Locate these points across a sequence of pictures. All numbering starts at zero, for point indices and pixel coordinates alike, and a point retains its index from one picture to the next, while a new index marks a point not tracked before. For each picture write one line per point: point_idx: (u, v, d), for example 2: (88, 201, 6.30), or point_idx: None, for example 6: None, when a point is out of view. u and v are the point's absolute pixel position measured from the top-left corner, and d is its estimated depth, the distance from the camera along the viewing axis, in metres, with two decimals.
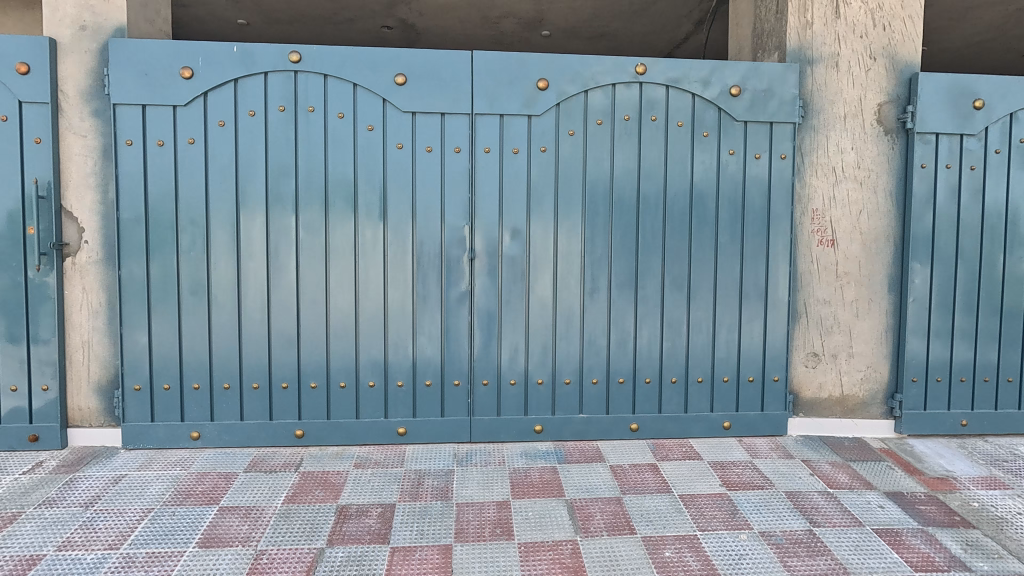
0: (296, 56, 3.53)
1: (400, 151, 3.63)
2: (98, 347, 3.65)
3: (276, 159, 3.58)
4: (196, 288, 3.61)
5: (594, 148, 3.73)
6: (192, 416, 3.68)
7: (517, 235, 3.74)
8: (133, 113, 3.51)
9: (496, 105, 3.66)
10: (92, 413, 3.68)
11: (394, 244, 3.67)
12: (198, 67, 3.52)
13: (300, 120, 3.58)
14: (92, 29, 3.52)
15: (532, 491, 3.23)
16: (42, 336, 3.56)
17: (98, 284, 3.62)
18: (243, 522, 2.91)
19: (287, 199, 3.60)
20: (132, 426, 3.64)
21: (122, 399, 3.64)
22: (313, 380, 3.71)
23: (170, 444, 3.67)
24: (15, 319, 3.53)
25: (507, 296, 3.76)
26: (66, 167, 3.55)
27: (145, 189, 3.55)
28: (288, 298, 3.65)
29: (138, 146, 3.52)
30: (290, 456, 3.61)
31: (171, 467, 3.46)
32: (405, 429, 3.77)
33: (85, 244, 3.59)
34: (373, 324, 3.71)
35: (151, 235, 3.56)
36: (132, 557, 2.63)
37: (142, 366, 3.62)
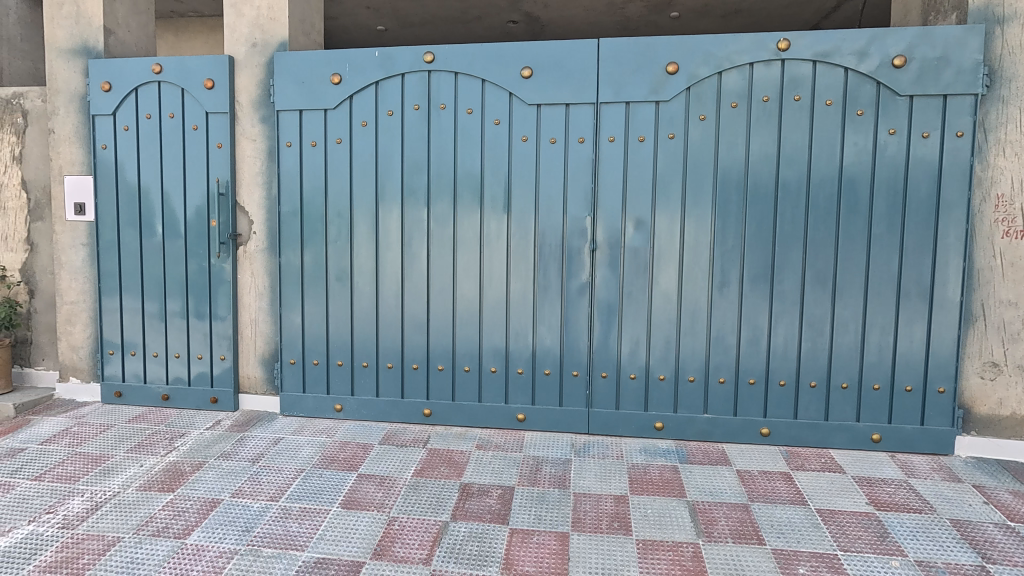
0: (430, 57, 3.73)
1: (525, 143, 3.70)
2: (263, 325, 4.17)
3: (411, 155, 3.82)
4: (341, 275, 3.98)
5: (728, 132, 3.51)
6: (336, 390, 4.07)
7: (642, 225, 3.63)
8: (292, 118, 3.95)
9: (622, 92, 3.58)
10: (257, 381, 4.22)
11: (517, 234, 3.75)
12: (346, 73, 3.86)
13: (433, 117, 3.78)
14: (261, 45, 4.00)
15: (651, 488, 3.16)
16: (220, 313, 4.16)
17: (263, 270, 4.13)
18: (378, 489, 3.18)
19: (419, 193, 3.83)
20: (289, 395, 4.13)
21: (282, 371, 4.14)
22: (440, 363, 3.93)
23: (318, 414, 4.11)
24: (202, 298, 4.17)
25: (630, 288, 3.68)
26: (240, 167, 4.09)
27: (301, 185, 3.98)
28: (419, 285, 3.90)
29: (295, 147, 3.96)
30: (419, 433, 3.86)
31: (319, 434, 3.86)
32: (524, 415, 3.86)
33: (253, 235, 4.12)
34: (496, 313, 3.83)
35: (305, 226, 3.99)
36: (289, 510, 3.00)
37: (297, 342, 4.09)
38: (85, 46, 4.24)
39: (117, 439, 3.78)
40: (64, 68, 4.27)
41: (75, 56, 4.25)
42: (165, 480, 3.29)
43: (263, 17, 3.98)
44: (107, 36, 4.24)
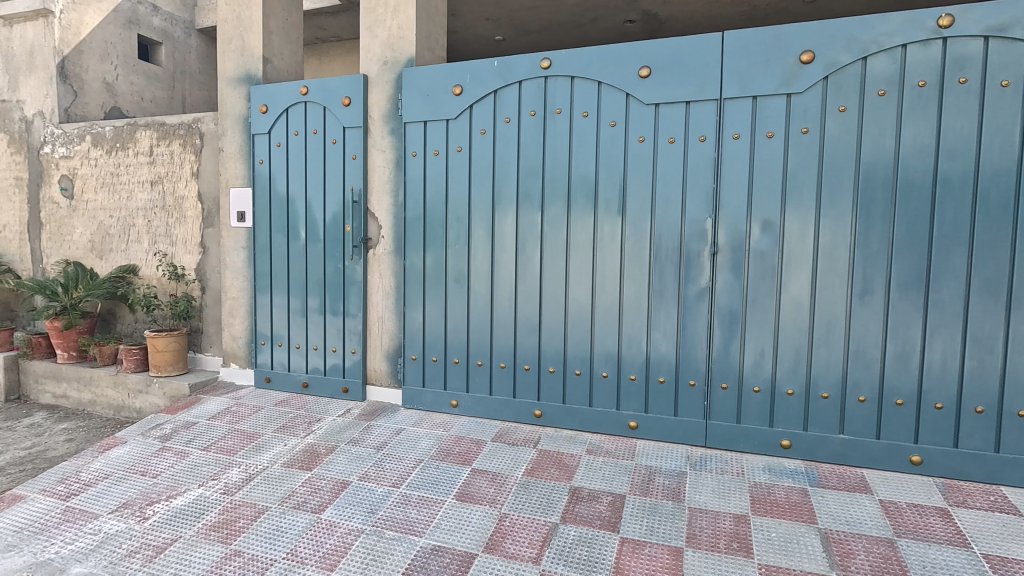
0: (547, 63, 3.80)
1: (642, 144, 3.62)
2: (388, 322, 4.48)
3: (526, 160, 3.90)
4: (459, 277, 4.17)
5: (873, 124, 3.16)
6: (452, 386, 4.26)
7: (769, 227, 3.39)
8: (418, 128, 4.21)
9: (748, 86, 3.37)
10: (382, 374, 4.54)
11: (632, 237, 3.68)
12: (467, 84, 4.05)
13: (548, 122, 3.83)
14: (391, 62, 4.32)
15: (776, 511, 2.92)
16: (352, 310, 4.55)
17: (389, 271, 4.44)
18: (491, 485, 3.28)
19: (534, 197, 3.90)
20: (410, 388, 4.39)
21: (404, 366, 4.41)
22: (551, 365, 3.96)
23: (436, 408, 4.31)
24: (337, 296, 4.59)
25: (754, 294, 3.45)
26: (371, 176, 4.44)
27: (425, 192, 4.22)
28: (532, 288, 3.96)
29: (420, 156, 4.22)
30: (530, 433, 3.91)
31: (436, 427, 4.05)
32: (637, 423, 3.75)
33: (382, 238, 4.44)
34: (609, 317, 3.78)
35: (427, 230, 4.23)
36: (409, 497, 3.20)
37: (418, 339, 4.35)
38: (248, 74, 4.85)
39: (267, 420, 4.26)
40: (232, 95, 4.93)
41: (240, 83, 4.89)
42: (304, 459, 3.66)
43: (394, 36, 4.30)
44: (265, 65, 4.83)
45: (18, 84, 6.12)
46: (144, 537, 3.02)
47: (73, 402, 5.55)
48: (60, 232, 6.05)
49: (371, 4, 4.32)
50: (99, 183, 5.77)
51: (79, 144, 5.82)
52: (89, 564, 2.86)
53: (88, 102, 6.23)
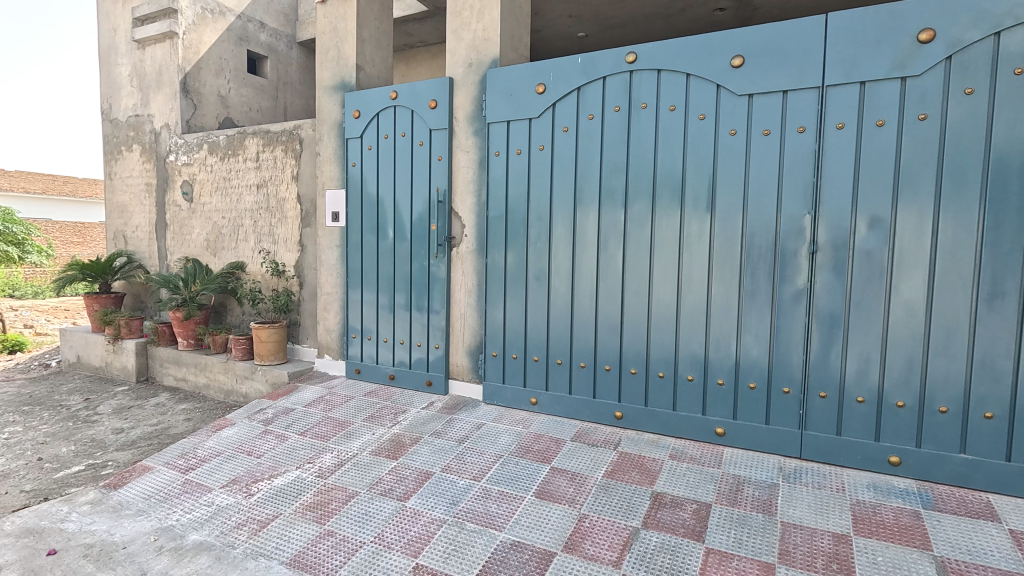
0: (632, 57, 3.71)
1: (733, 137, 3.44)
2: (470, 319, 4.58)
3: (610, 157, 3.84)
4: (539, 275, 4.18)
5: (1007, 107, 2.82)
6: (532, 384, 4.27)
7: (878, 224, 3.12)
8: (501, 128, 4.27)
9: (855, 71, 3.11)
10: (463, 370, 4.64)
11: (721, 235, 3.52)
12: (550, 82, 4.05)
13: (633, 117, 3.75)
14: (476, 64, 4.40)
15: (883, 533, 2.68)
16: (436, 306, 4.69)
17: (471, 269, 4.53)
18: (570, 484, 3.26)
19: (617, 194, 3.83)
20: (490, 384, 4.46)
21: (485, 362, 4.49)
22: (633, 367, 3.87)
23: (515, 405, 4.34)
24: (422, 293, 4.75)
25: (859, 297, 3.19)
26: (455, 176, 4.55)
27: (507, 191, 4.27)
28: (614, 287, 3.89)
29: (503, 156, 4.27)
30: (610, 434, 3.84)
31: (516, 423, 4.08)
32: (724, 429, 3.58)
33: (465, 237, 4.54)
34: (695, 318, 3.64)
35: (509, 229, 4.28)
36: (489, 491, 3.25)
37: (499, 336, 4.41)
38: (343, 82, 5.14)
39: (356, 409, 4.49)
40: (328, 102, 5.24)
41: (336, 91, 5.18)
42: (391, 448, 3.82)
43: (479, 38, 4.38)
44: (358, 72, 5.08)
45: (149, 100, 6.86)
46: (250, 512, 3.30)
47: (191, 385, 6.15)
48: (181, 232, 6.72)
49: (457, 8, 4.42)
50: (213, 187, 6.34)
51: (198, 153, 6.43)
52: (204, 532, 3.17)
53: (205, 114, 6.86)
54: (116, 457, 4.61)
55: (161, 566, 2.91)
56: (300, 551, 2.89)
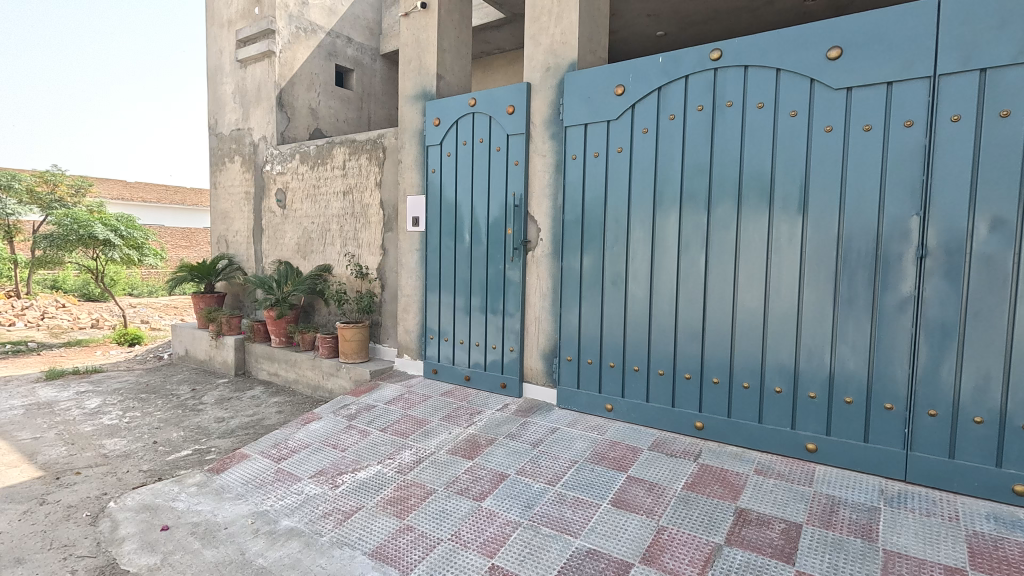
0: (717, 54, 3.58)
1: (829, 134, 3.23)
2: (545, 322, 4.58)
3: (692, 158, 3.72)
4: (616, 279, 4.11)
5: None
6: (607, 390, 4.20)
7: (1000, 226, 2.81)
8: (579, 131, 4.25)
9: (974, 58, 2.83)
10: (538, 373, 4.64)
11: (814, 238, 3.30)
12: (629, 83, 3.98)
13: (717, 116, 3.61)
14: (554, 68, 4.41)
15: (1006, 570, 2.40)
16: (511, 310, 4.73)
17: (547, 273, 4.53)
18: (647, 494, 3.18)
19: (700, 197, 3.70)
20: (565, 389, 4.43)
21: (560, 366, 4.47)
22: (715, 376, 3.71)
23: (590, 411, 4.29)
24: (498, 296, 4.80)
25: (977, 306, 2.88)
26: (532, 180, 4.58)
27: (584, 194, 4.24)
28: (695, 292, 3.76)
29: (580, 159, 4.24)
30: (690, 445, 3.70)
31: (591, 429, 4.03)
32: (816, 446, 3.36)
33: (540, 241, 4.55)
34: (783, 327, 3.44)
35: (585, 233, 4.24)
36: (564, 496, 3.23)
37: (574, 340, 4.37)
38: (423, 91, 5.31)
39: (434, 409, 4.62)
40: (410, 111, 5.43)
41: (417, 100, 5.37)
42: (467, 448, 3.89)
43: (557, 42, 4.38)
44: (438, 81, 5.24)
45: (249, 115, 7.43)
46: (335, 502, 3.47)
47: (282, 380, 6.56)
48: (275, 236, 7.21)
49: (536, 14, 4.46)
50: (304, 195, 6.76)
51: (291, 162, 6.88)
52: (294, 519, 3.37)
53: (298, 126, 7.33)
54: (218, 444, 5.00)
55: (257, 548, 3.13)
56: (381, 543, 3.01)
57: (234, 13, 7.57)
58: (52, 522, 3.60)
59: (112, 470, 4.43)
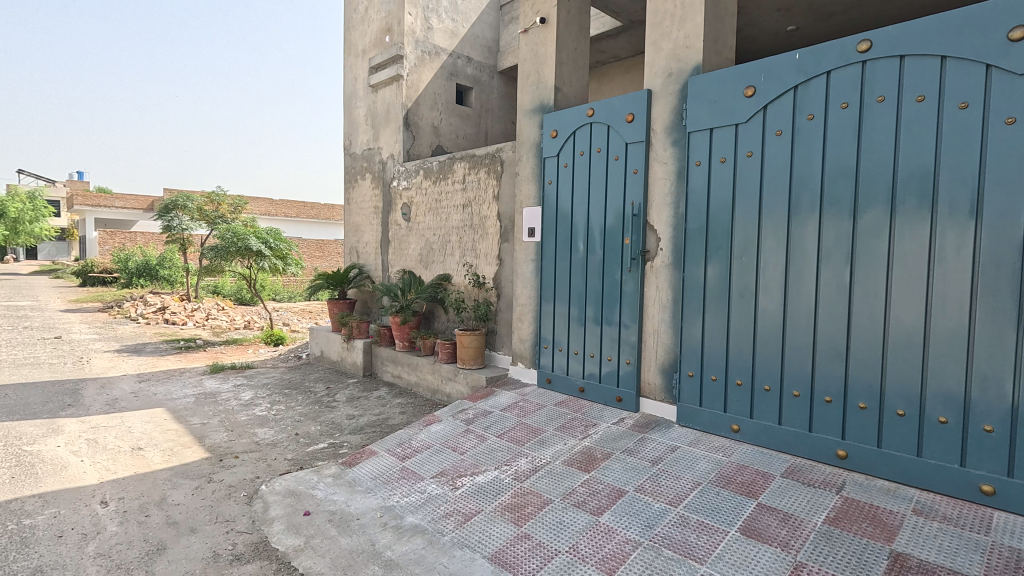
0: (865, 45, 3.27)
1: (1010, 126, 2.80)
2: (664, 335, 4.41)
3: (835, 160, 3.41)
4: (744, 292, 3.87)
5: None
6: (733, 409, 3.94)
7: None
8: (703, 136, 4.07)
9: None
10: (656, 388, 4.47)
11: (989, 247, 2.87)
12: (761, 83, 3.76)
13: (865, 113, 3.28)
14: (676, 73, 4.28)
15: None
16: (628, 321, 4.62)
17: (667, 284, 4.38)
18: (782, 525, 2.93)
19: (843, 202, 3.38)
20: (686, 406, 4.23)
21: (680, 382, 4.28)
22: (862, 401, 3.34)
23: (713, 430, 4.04)
24: (614, 307, 4.72)
25: None
26: (652, 189, 4.46)
27: (708, 202, 4.05)
28: (838, 307, 3.42)
29: (704, 165, 4.06)
30: (830, 475, 3.35)
31: (715, 450, 3.80)
32: (992, 488, 2.88)
33: (660, 251, 4.42)
34: (949, 348, 3.01)
35: (709, 242, 4.05)
36: (687, 519, 3.08)
37: (697, 355, 4.17)
38: (541, 105, 5.40)
39: (548, 418, 4.63)
40: (528, 125, 5.55)
41: (535, 113, 5.47)
42: (583, 461, 3.85)
43: (680, 46, 4.25)
44: (556, 93, 5.30)
45: (379, 135, 8.04)
46: (456, 503, 3.60)
47: (405, 382, 6.96)
48: (400, 247, 7.70)
49: (658, 19, 4.37)
50: (427, 208, 7.15)
51: (415, 177, 7.32)
52: (418, 516, 3.54)
53: (422, 143, 7.79)
54: (349, 439, 5.41)
55: (385, 540, 3.33)
56: (500, 548, 3.06)
57: (368, 42, 8.26)
58: (217, 498, 4.11)
59: (263, 457, 4.97)
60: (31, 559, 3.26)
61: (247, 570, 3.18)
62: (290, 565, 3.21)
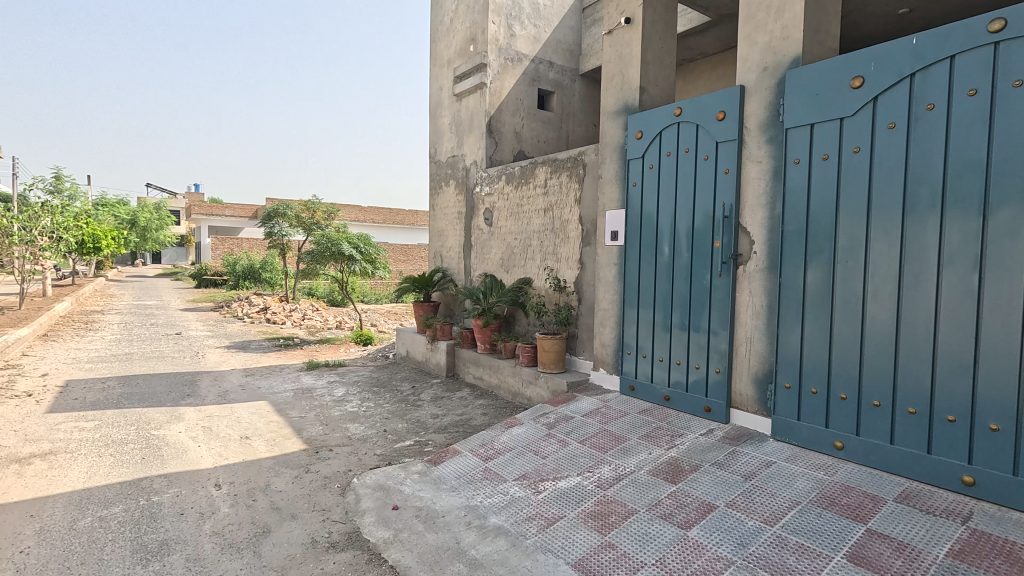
0: (999, 24, 2.94)
1: None
2: (758, 344, 4.18)
3: (960, 153, 3.08)
4: (849, 298, 3.58)
5: None
6: (837, 425, 3.65)
7: None
8: (803, 133, 3.83)
9: None
10: (748, 400, 4.24)
11: None
12: (870, 73, 3.48)
13: (998, 100, 2.94)
14: (773, 67, 4.05)
15: None
16: (717, 328, 4.42)
17: (761, 289, 4.15)
18: (896, 555, 2.67)
19: (970, 200, 3.04)
20: (782, 420, 3.97)
21: (776, 394, 4.03)
22: (993, 421, 2.98)
23: (813, 447, 3.77)
24: (702, 313, 4.54)
25: None
26: (745, 189, 4.25)
27: (809, 202, 3.80)
28: (963, 316, 3.08)
29: (804, 163, 3.81)
30: (954, 503, 3.02)
31: (816, 468, 3.53)
32: None
33: (754, 255, 4.19)
34: None
35: (810, 245, 3.79)
36: (785, 540, 2.89)
37: (795, 365, 3.91)
38: (626, 106, 5.31)
39: (632, 426, 4.52)
40: (612, 127, 5.47)
41: (619, 115, 5.39)
42: (669, 472, 3.72)
43: (777, 38, 4.02)
44: (641, 94, 5.19)
45: (463, 142, 8.25)
46: (538, 507, 3.60)
47: (486, 384, 7.07)
48: (482, 251, 7.84)
49: (753, 11, 4.16)
50: (509, 213, 7.24)
51: (498, 183, 7.44)
52: (501, 517, 3.58)
53: (504, 149, 7.90)
54: (434, 438, 5.58)
55: (470, 539, 3.40)
56: (584, 556, 3.02)
57: (453, 53, 8.51)
58: (315, 488, 4.38)
59: (355, 451, 5.23)
60: (159, 533, 3.63)
61: (342, 557, 3.36)
62: (381, 556, 3.35)
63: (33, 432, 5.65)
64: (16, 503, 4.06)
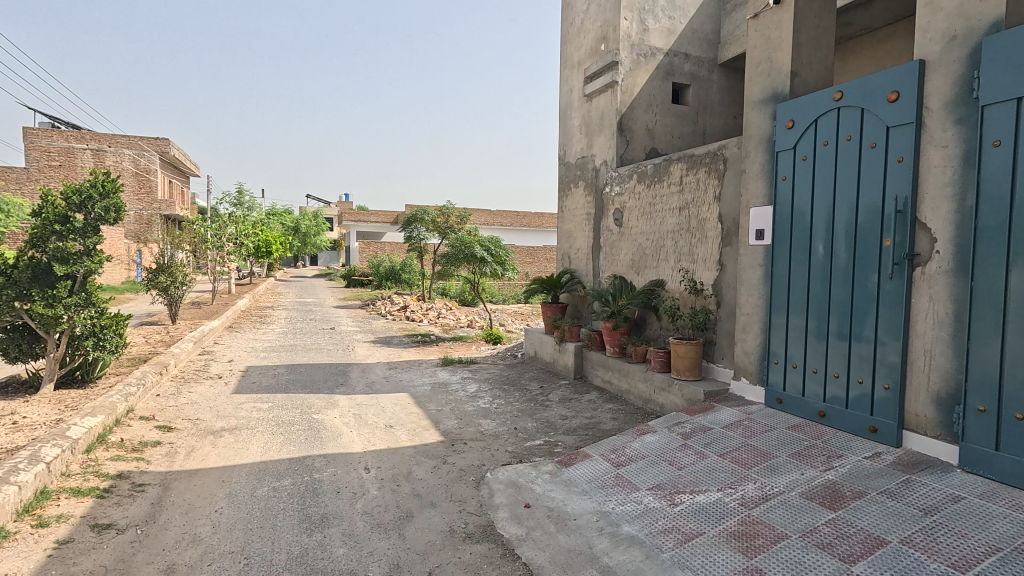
0: None
1: None
2: (941, 358, 3.59)
3: None
4: None
5: None
6: None
7: None
8: (1005, 109, 3.22)
9: None
10: (928, 423, 3.66)
11: None
12: None
13: None
14: (963, 35, 3.48)
15: None
16: (886, 338, 3.88)
17: (946, 295, 3.56)
18: None
19: None
20: (973, 449, 3.37)
21: (964, 417, 3.43)
22: None
23: (1018, 484, 3.14)
24: (866, 320, 4.01)
25: None
26: (925, 180, 3.69)
27: (1012, 191, 3.18)
28: None
29: (1007, 145, 3.21)
30: None
31: (1022, 510, 2.94)
32: None
33: (936, 255, 3.61)
34: None
35: (1014, 243, 3.17)
36: None
37: (991, 386, 3.29)
38: (774, 94, 4.90)
39: (781, 442, 4.13)
40: (758, 117, 5.08)
41: (765, 104, 4.99)
42: (827, 497, 3.33)
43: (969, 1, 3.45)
44: (793, 79, 4.75)
45: (593, 142, 8.19)
46: (675, 520, 3.43)
47: (615, 388, 6.92)
48: (612, 253, 7.70)
49: None
50: (641, 213, 7.03)
51: (629, 182, 7.26)
52: (635, 527, 3.47)
53: (636, 147, 7.69)
54: (563, 439, 5.58)
55: (603, 546, 3.34)
56: None
57: (584, 53, 8.48)
58: (452, 479, 4.60)
59: (487, 446, 5.41)
60: (320, 507, 4.06)
61: (478, 549, 3.48)
62: (514, 553, 3.42)
63: (223, 409, 6.63)
64: (212, 469, 4.79)
